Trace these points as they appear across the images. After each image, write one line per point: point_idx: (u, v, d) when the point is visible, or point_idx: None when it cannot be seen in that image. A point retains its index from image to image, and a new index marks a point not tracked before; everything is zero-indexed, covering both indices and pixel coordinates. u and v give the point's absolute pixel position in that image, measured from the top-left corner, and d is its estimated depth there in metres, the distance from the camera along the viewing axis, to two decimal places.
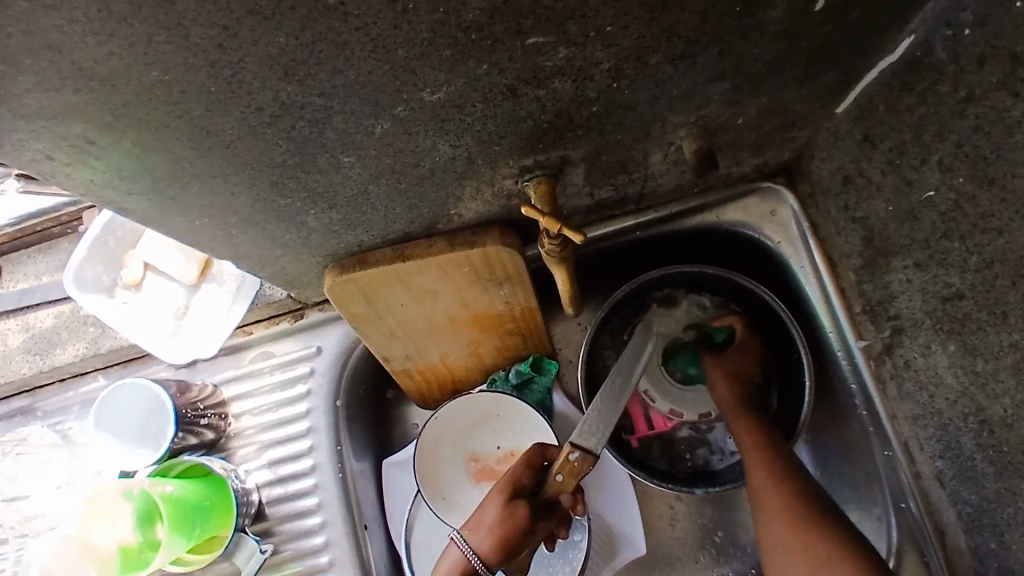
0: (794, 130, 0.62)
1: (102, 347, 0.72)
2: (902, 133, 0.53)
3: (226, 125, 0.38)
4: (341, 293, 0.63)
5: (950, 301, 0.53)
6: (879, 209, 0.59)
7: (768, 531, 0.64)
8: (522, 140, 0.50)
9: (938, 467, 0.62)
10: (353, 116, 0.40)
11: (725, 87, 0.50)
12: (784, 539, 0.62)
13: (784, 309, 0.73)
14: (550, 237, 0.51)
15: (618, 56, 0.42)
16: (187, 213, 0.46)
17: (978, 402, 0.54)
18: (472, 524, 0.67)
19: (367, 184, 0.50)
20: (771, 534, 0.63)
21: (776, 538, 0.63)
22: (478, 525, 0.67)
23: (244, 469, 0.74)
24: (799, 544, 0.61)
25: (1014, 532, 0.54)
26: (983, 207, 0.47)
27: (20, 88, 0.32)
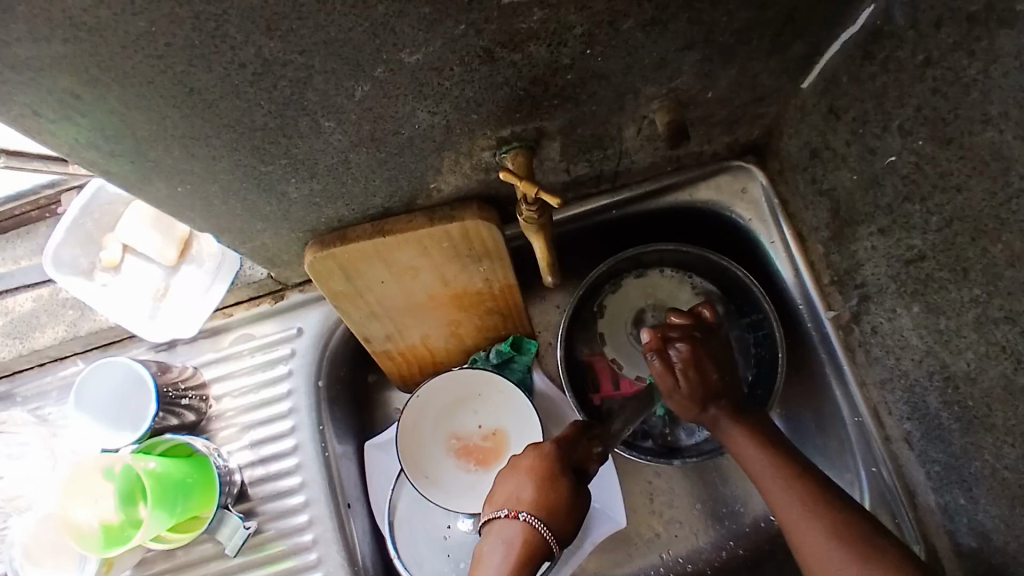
0: (763, 105, 0.64)
1: (82, 329, 0.71)
2: (865, 102, 0.55)
3: (210, 82, 0.39)
4: (322, 269, 0.64)
5: (914, 263, 0.55)
6: (845, 179, 0.61)
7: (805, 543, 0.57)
8: (500, 109, 0.51)
9: (907, 430, 0.64)
10: (334, 76, 0.41)
11: (695, 57, 0.52)
12: (825, 547, 0.56)
13: (756, 283, 0.75)
14: (528, 204, 0.53)
15: (592, 20, 0.44)
16: (168, 178, 0.47)
17: (942, 359, 0.56)
18: (544, 508, 0.59)
19: (347, 152, 0.50)
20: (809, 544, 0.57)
21: (812, 547, 0.57)
22: (554, 509, 0.59)
23: (226, 450, 0.74)
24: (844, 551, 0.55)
25: (980, 485, 0.56)
26: (942, 167, 0.49)
27: (6, 37, 0.33)
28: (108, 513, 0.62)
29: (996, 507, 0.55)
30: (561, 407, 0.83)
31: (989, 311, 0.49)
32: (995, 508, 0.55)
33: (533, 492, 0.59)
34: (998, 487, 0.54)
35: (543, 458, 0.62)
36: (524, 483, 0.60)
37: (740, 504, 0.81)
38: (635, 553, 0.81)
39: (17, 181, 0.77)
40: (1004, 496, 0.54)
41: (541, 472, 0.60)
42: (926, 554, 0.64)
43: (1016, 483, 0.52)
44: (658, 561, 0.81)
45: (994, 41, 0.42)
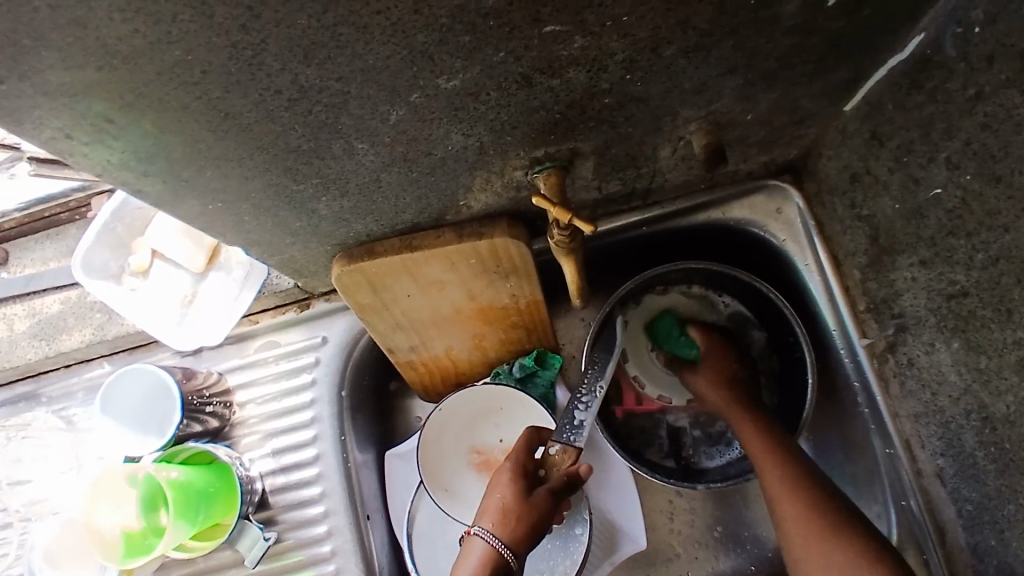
0: (803, 127, 0.62)
1: (109, 333, 0.72)
2: (910, 130, 0.53)
3: (244, 107, 0.38)
4: (349, 282, 0.64)
5: (955, 299, 0.54)
6: (885, 207, 0.59)
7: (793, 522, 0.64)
8: (534, 131, 0.50)
9: (940, 465, 0.62)
10: (369, 102, 0.41)
11: (736, 82, 0.51)
12: (808, 535, 0.62)
13: (788, 306, 0.73)
14: (561, 227, 0.52)
15: (633, 47, 0.43)
16: (200, 197, 0.47)
17: (981, 398, 0.54)
18: (501, 525, 0.67)
19: (379, 172, 0.50)
20: (801, 530, 0.63)
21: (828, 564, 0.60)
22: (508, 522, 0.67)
23: (248, 457, 0.75)
24: (830, 544, 0.61)
25: (1014, 530, 0.54)
26: (990, 204, 0.47)
27: (42, 64, 0.33)
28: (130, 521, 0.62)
29: None
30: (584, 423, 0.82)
31: None
32: None
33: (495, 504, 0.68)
34: None
35: (509, 478, 0.69)
36: (494, 492, 0.70)
37: (763, 529, 0.79)
38: (654, 573, 0.80)
39: (44, 186, 0.78)
40: None
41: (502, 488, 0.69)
42: None
43: None
44: None
45: None
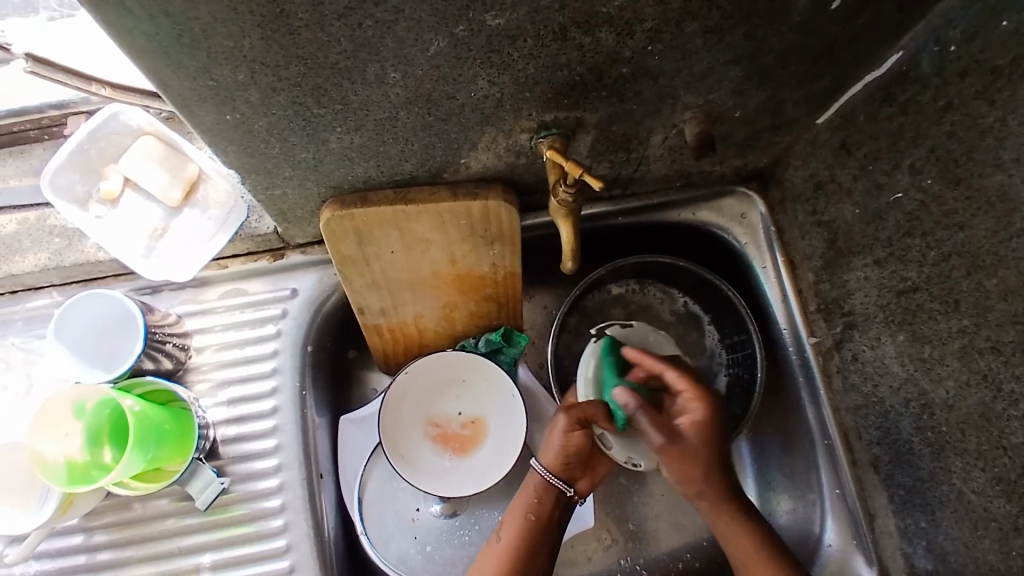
0: (779, 134, 0.68)
1: (67, 260, 0.68)
2: (878, 141, 0.60)
3: (301, 8, 0.39)
4: (336, 229, 0.64)
5: (905, 294, 0.60)
6: (846, 212, 0.65)
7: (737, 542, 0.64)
8: (552, 91, 0.53)
9: (875, 454, 0.68)
10: (417, 26, 0.42)
11: (738, 73, 0.55)
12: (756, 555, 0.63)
13: (743, 304, 0.79)
14: (568, 185, 0.55)
15: (663, 17, 0.46)
16: (221, 104, 0.46)
17: (921, 387, 0.60)
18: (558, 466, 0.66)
19: (400, 109, 0.51)
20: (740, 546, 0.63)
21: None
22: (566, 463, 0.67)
23: (201, 404, 0.72)
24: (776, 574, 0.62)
25: (944, 508, 0.60)
26: (947, 206, 0.54)
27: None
28: (74, 452, 0.60)
29: (957, 530, 0.59)
30: (542, 404, 0.83)
31: (975, 341, 0.53)
32: (957, 531, 0.59)
33: (555, 450, 0.66)
34: (962, 511, 0.58)
35: (566, 427, 0.65)
36: (552, 432, 0.67)
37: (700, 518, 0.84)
38: (595, 555, 0.83)
39: (38, 92, 0.72)
40: (967, 519, 0.58)
41: (561, 436, 0.65)
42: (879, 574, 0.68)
43: (980, 506, 0.56)
44: (616, 565, 0.83)
45: (1017, 93, 0.47)
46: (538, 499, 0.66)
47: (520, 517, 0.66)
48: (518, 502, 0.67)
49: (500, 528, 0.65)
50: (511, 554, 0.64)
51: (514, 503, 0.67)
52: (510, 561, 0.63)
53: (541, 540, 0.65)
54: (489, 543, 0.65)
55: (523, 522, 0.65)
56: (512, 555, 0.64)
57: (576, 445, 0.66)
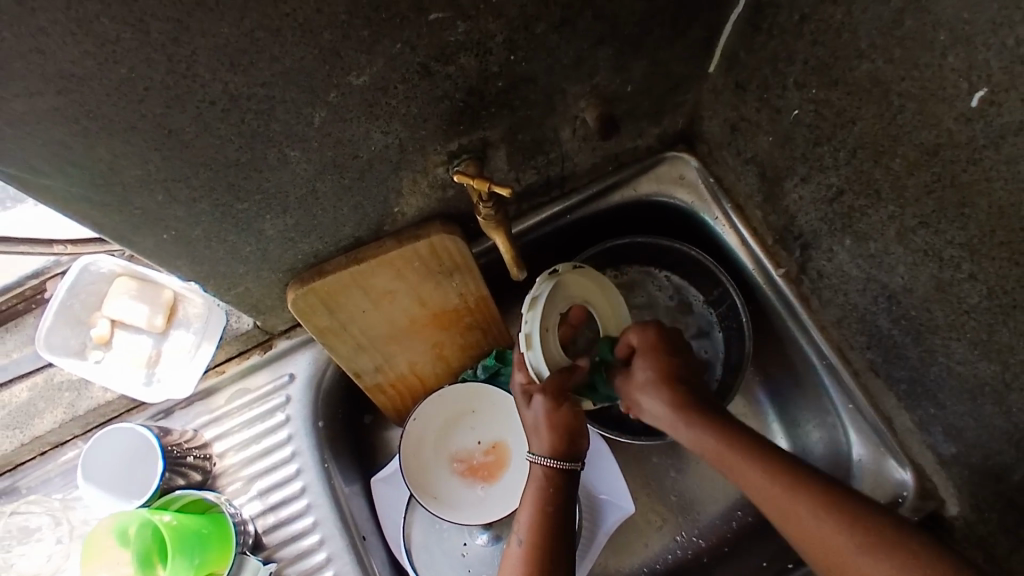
0: (679, 94, 0.72)
1: (80, 409, 0.74)
2: (761, 70, 0.63)
3: (185, 121, 0.44)
4: (305, 306, 0.68)
5: (836, 200, 0.62)
6: (762, 143, 0.68)
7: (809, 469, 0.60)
8: (445, 122, 0.57)
9: (870, 358, 0.69)
10: (293, 105, 0.47)
11: (608, 52, 0.59)
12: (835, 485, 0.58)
13: (709, 258, 0.81)
14: (485, 201, 0.59)
15: (509, 27, 0.51)
16: (154, 226, 0.52)
17: (880, 281, 0.62)
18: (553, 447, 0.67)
19: (314, 181, 0.55)
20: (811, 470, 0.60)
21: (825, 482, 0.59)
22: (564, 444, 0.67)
23: (236, 503, 0.76)
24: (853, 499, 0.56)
25: (943, 388, 0.61)
26: (836, 107, 0.56)
27: (15, 109, 0.39)
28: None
29: (963, 404, 0.60)
30: None
31: (905, 222, 0.55)
32: (963, 405, 0.60)
33: (547, 432, 0.67)
34: (959, 385, 0.59)
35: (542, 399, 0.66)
36: (538, 406, 0.67)
37: None
38: (650, 539, 0.84)
39: (18, 268, 0.80)
40: (965, 391, 0.59)
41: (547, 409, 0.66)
42: (915, 473, 0.69)
43: (970, 374, 0.57)
44: (673, 543, 0.84)
45: None
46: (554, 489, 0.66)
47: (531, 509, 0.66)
48: (533, 497, 0.67)
49: (521, 529, 0.65)
50: (533, 556, 0.63)
51: (529, 494, 0.67)
52: (531, 561, 0.63)
53: (561, 531, 0.66)
54: (510, 547, 0.65)
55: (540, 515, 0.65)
56: (534, 556, 0.63)
57: (565, 421, 0.67)
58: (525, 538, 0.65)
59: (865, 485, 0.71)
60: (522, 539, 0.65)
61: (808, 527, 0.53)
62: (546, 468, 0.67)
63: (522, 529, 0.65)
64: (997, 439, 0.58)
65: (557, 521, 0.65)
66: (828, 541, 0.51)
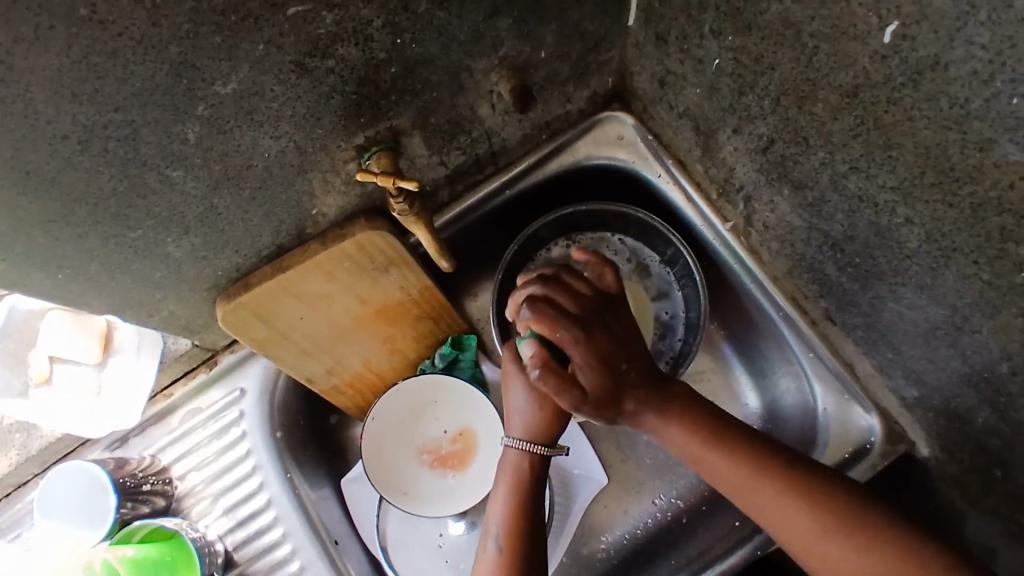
0: (602, 51, 0.68)
1: (33, 448, 0.74)
2: (678, 20, 0.59)
3: (42, 160, 0.42)
4: (237, 321, 0.66)
5: (768, 150, 0.59)
6: (691, 95, 0.64)
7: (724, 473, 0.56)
8: (342, 118, 0.53)
9: (824, 307, 0.67)
10: (159, 125, 0.44)
11: (508, 20, 0.55)
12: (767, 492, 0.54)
13: (657, 220, 0.78)
14: (396, 197, 0.56)
15: (385, 10, 0.47)
16: (45, 267, 0.49)
17: (823, 229, 0.59)
18: (542, 433, 0.63)
19: (210, 197, 0.52)
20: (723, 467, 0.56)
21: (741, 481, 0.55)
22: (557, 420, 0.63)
23: (203, 524, 0.75)
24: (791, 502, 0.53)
25: (897, 333, 0.59)
26: (754, 53, 0.52)
27: None
28: None
29: (918, 349, 0.58)
30: None
31: (836, 169, 0.52)
32: (918, 349, 0.58)
33: (536, 414, 0.63)
34: (912, 329, 0.57)
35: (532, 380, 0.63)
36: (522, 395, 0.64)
37: None
38: (630, 507, 0.83)
39: None
40: (919, 335, 0.56)
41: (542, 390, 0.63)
42: (880, 417, 0.68)
43: (921, 318, 0.55)
44: (653, 507, 0.83)
45: None
46: (527, 484, 0.62)
47: (504, 517, 0.61)
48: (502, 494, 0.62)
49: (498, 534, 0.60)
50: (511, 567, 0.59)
51: (500, 495, 0.62)
52: (509, 566, 0.59)
53: (536, 531, 0.61)
54: (483, 555, 0.60)
55: (509, 516, 0.61)
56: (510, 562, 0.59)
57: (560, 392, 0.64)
58: (502, 544, 0.60)
59: (831, 434, 0.70)
60: (499, 545, 0.60)
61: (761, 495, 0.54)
62: (533, 454, 0.62)
63: (497, 532, 0.61)
64: (952, 380, 0.56)
65: (531, 520, 0.61)
66: (750, 488, 0.55)
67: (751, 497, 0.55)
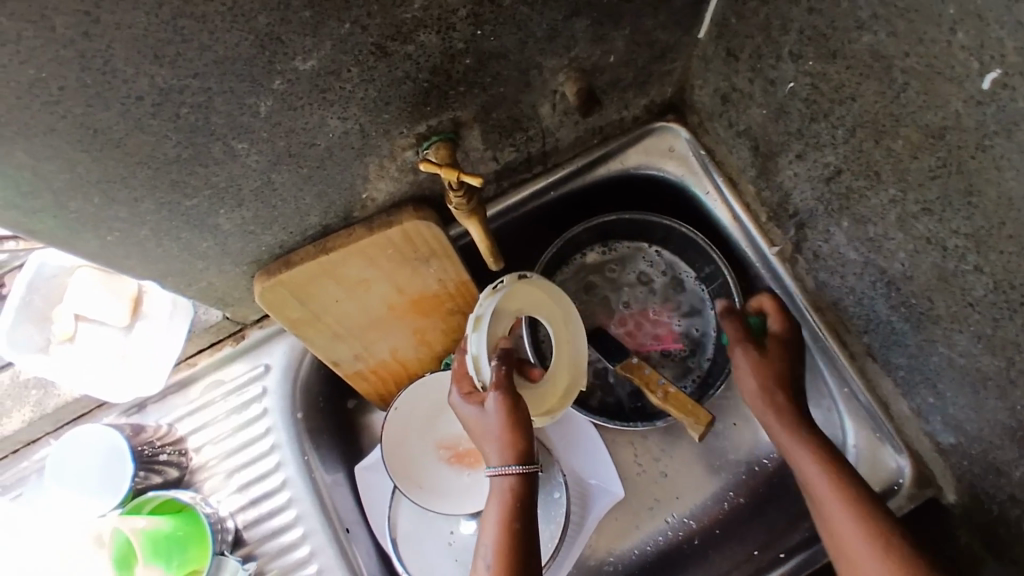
0: (668, 61, 0.67)
1: (49, 407, 0.72)
2: (754, 38, 0.58)
3: (111, 120, 0.40)
4: (273, 298, 0.65)
5: (833, 180, 0.58)
6: (756, 116, 0.63)
7: (821, 496, 0.61)
8: (409, 104, 0.52)
9: (867, 343, 0.66)
10: (233, 95, 0.43)
11: (585, 22, 0.54)
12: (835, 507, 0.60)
13: (700, 236, 0.77)
14: (455, 191, 0.55)
15: (472, 0, 0.46)
16: (97, 228, 0.48)
17: (880, 266, 0.58)
18: (515, 454, 0.61)
19: (269, 172, 0.51)
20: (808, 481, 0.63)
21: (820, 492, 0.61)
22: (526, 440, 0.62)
23: (215, 499, 0.74)
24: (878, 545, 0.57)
25: (943, 378, 0.58)
26: (834, 81, 0.51)
27: None
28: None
29: (963, 396, 0.57)
30: None
31: (906, 208, 0.51)
32: (963, 397, 0.57)
33: (507, 439, 0.61)
34: (960, 376, 0.56)
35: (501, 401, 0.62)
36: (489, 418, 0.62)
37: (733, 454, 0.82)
38: (642, 523, 0.82)
39: None
40: (967, 383, 0.56)
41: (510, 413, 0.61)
42: (911, 459, 0.67)
43: (973, 367, 0.54)
44: (665, 525, 0.82)
45: None
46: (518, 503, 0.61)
47: (499, 535, 0.60)
48: (496, 513, 0.61)
49: (488, 554, 0.60)
50: None
51: (491, 519, 0.62)
52: None
53: (528, 551, 0.61)
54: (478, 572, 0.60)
55: (505, 534, 0.60)
56: None
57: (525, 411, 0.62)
58: (492, 563, 0.59)
59: (861, 472, 0.69)
60: (489, 564, 0.59)
61: (831, 502, 0.60)
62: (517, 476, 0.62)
63: (488, 554, 0.60)
64: (995, 432, 0.56)
65: (523, 538, 0.61)
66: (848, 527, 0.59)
67: (847, 540, 0.59)
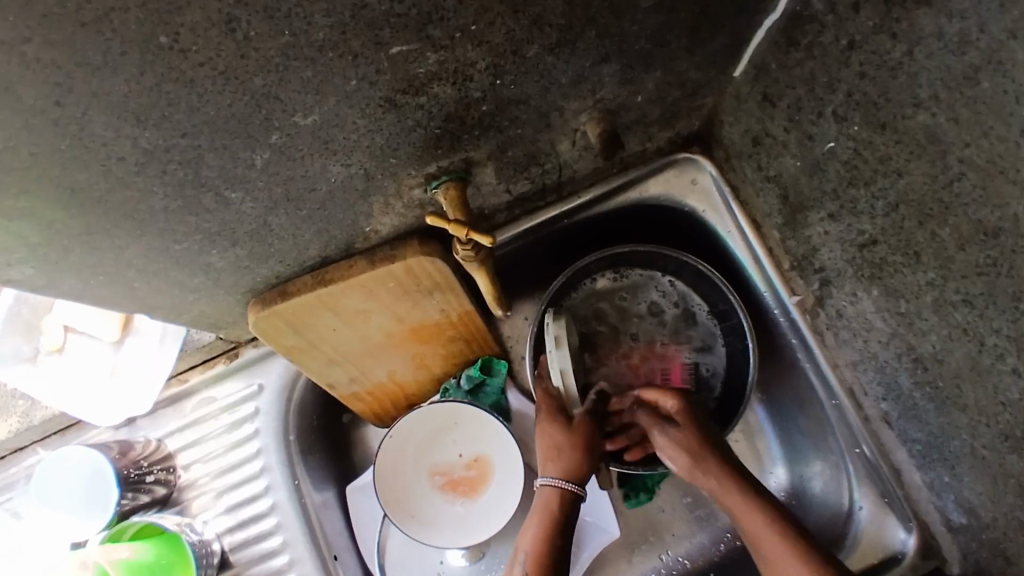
0: (699, 97, 0.62)
1: (35, 418, 0.72)
2: (796, 89, 0.53)
3: (91, 179, 0.37)
4: (268, 328, 0.62)
5: (867, 248, 0.54)
6: (788, 166, 0.59)
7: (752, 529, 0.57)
8: (418, 149, 0.48)
9: (884, 409, 0.63)
10: (227, 152, 0.39)
11: (614, 67, 0.50)
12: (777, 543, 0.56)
13: (717, 275, 0.73)
14: (463, 243, 0.52)
15: (493, 53, 0.41)
16: (79, 273, 0.45)
17: (908, 341, 0.55)
18: (574, 470, 0.63)
19: (265, 216, 0.48)
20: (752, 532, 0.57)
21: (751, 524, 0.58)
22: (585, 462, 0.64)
23: (202, 519, 0.73)
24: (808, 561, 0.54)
25: (962, 462, 0.56)
26: (880, 151, 0.47)
27: None
28: None
29: (981, 484, 0.55)
30: None
31: (945, 294, 0.48)
32: (981, 485, 0.54)
33: (571, 454, 0.63)
34: (980, 464, 0.53)
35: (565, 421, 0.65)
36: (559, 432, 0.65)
37: None
38: (635, 559, 0.80)
39: None
40: (987, 472, 0.53)
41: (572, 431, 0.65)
42: (919, 530, 0.65)
43: (996, 461, 0.51)
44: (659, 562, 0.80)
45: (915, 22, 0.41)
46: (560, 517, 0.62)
47: (532, 544, 0.60)
48: (534, 527, 0.61)
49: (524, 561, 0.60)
50: None
51: (529, 523, 0.62)
52: None
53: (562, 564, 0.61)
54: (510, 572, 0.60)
55: (535, 542, 0.60)
56: None
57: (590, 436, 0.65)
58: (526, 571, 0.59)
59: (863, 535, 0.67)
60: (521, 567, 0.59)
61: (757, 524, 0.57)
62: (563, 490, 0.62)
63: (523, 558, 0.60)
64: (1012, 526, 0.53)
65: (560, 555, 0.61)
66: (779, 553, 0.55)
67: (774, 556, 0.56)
